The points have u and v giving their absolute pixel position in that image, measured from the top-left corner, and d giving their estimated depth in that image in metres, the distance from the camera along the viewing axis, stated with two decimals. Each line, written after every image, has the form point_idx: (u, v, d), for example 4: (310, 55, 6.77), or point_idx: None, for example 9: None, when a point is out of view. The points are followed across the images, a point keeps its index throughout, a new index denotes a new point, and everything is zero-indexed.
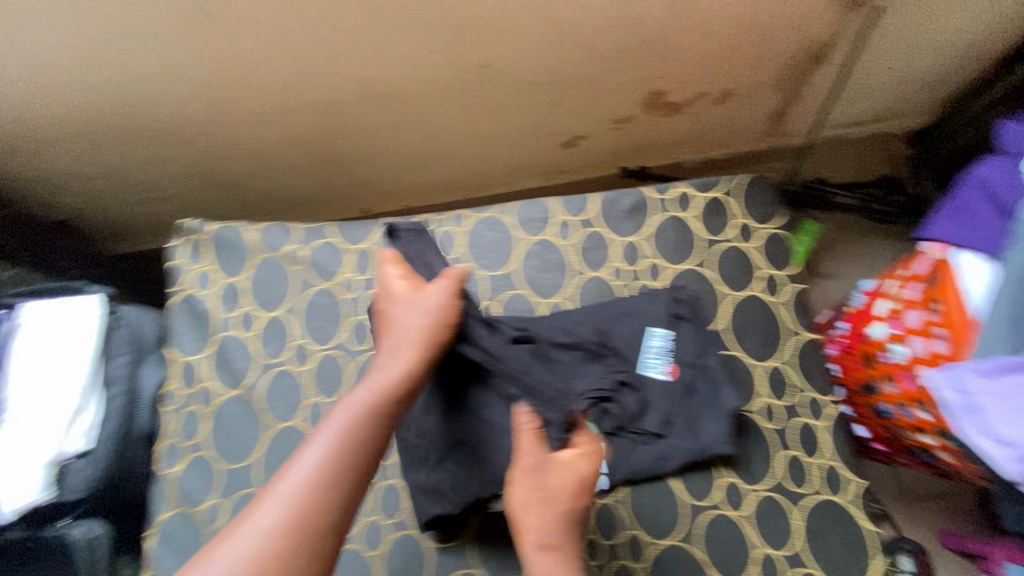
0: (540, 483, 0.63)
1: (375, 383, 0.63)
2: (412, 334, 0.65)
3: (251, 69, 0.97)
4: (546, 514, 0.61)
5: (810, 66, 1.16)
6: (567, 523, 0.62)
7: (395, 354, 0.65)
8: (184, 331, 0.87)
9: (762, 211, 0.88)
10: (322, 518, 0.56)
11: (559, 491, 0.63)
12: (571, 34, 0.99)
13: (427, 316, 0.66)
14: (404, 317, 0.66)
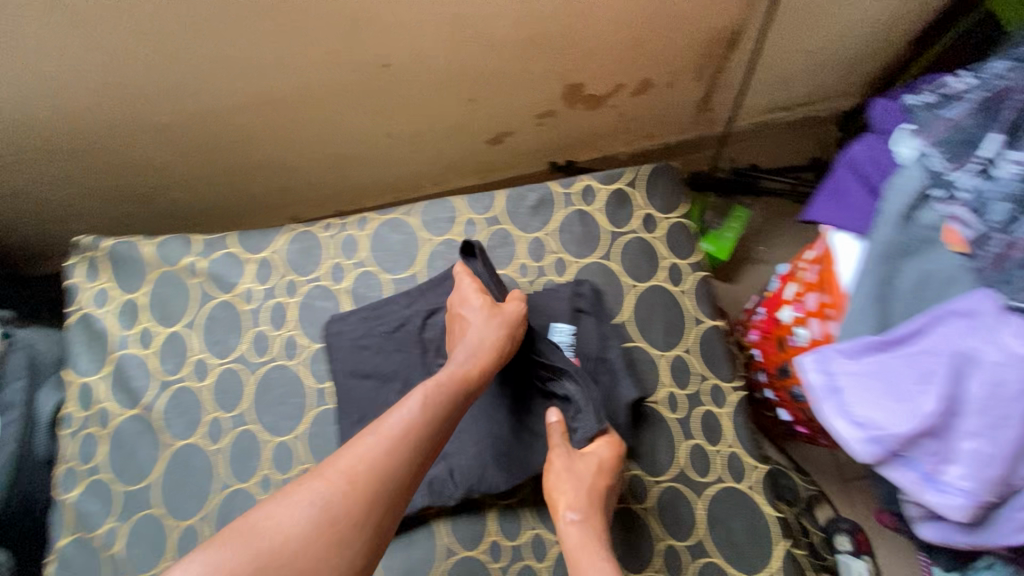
0: (593, 464, 0.68)
1: (455, 373, 0.67)
2: (492, 340, 0.70)
3: (142, 78, 0.93)
4: (586, 494, 0.65)
5: (725, 53, 1.16)
6: (599, 504, 0.66)
7: (466, 353, 0.69)
8: (80, 352, 0.84)
9: (665, 201, 0.88)
10: (387, 494, 0.58)
11: (595, 473, 0.67)
12: (475, 30, 0.97)
13: (510, 324, 0.72)
14: (499, 324, 0.71)
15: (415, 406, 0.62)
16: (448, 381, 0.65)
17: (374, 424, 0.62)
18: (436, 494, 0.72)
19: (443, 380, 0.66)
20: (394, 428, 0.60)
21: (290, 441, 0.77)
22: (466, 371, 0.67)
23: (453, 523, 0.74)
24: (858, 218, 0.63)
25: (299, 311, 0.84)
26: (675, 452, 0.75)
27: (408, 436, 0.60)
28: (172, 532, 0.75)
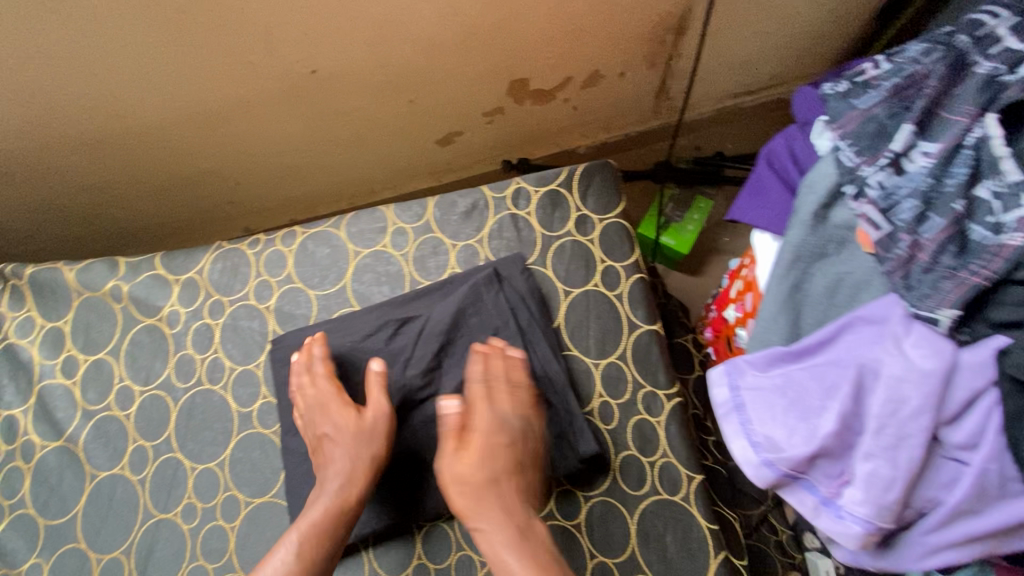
0: (485, 461, 0.65)
1: (325, 507, 0.65)
2: (353, 458, 0.68)
3: (55, 100, 0.89)
4: (489, 496, 0.64)
5: (675, 39, 1.11)
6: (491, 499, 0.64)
7: (335, 482, 0.67)
8: (4, 384, 0.82)
9: (600, 201, 0.84)
10: None
11: (492, 468, 0.65)
12: (403, 32, 0.92)
13: (369, 436, 0.68)
14: (368, 441, 0.68)
15: (287, 546, 0.63)
16: (323, 514, 0.65)
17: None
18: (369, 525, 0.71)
19: (317, 512, 0.65)
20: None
21: (213, 468, 0.76)
22: (342, 498, 0.66)
23: (380, 546, 0.72)
24: (777, 218, 0.59)
25: (223, 333, 0.82)
26: (607, 466, 0.73)
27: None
28: (96, 565, 0.74)
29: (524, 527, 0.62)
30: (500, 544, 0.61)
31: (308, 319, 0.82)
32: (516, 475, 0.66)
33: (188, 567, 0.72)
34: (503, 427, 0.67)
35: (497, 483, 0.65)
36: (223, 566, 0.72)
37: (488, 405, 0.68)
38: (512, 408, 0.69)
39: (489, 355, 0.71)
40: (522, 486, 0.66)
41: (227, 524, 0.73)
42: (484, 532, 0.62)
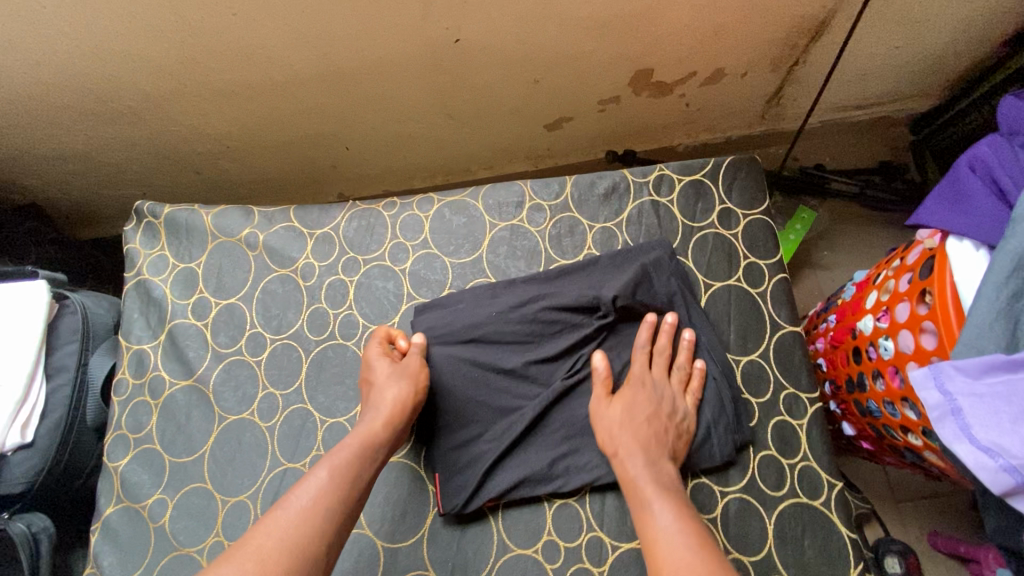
0: (630, 405, 0.68)
1: (361, 435, 0.65)
2: (398, 397, 0.69)
3: (204, 44, 0.89)
4: (637, 439, 0.65)
5: (807, 45, 1.10)
6: (640, 441, 0.65)
7: (369, 415, 0.68)
8: (136, 319, 0.83)
9: (745, 197, 0.83)
10: (321, 556, 0.54)
11: (639, 413, 0.67)
12: (555, 7, 0.90)
13: (412, 378, 0.71)
14: (398, 375, 0.71)
15: (322, 472, 0.60)
16: (360, 437, 0.65)
17: (285, 500, 0.58)
18: (509, 492, 0.71)
19: (350, 444, 0.63)
20: (305, 498, 0.57)
21: (344, 422, 0.76)
22: (376, 425, 0.66)
23: (510, 516, 0.72)
24: (979, 224, 0.58)
25: (357, 291, 0.82)
26: (746, 463, 0.72)
27: (321, 503, 0.57)
28: (220, 506, 0.74)
29: (653, 463, 0.63)
30: (637, 472, 0.62)
31: (443, 286, 0.83)
32: (656, 422, 0.67)
33: None
34: (649, 388, 0.69)
35: (636, 426, 0.66)
36: None
37: (643, 369, 0.71)
38: (662, 374, 0.71)
39: (647, 325, 0.73)
40: (655, 433, 0.66)
41: None
42: (623, 462, 0.64)
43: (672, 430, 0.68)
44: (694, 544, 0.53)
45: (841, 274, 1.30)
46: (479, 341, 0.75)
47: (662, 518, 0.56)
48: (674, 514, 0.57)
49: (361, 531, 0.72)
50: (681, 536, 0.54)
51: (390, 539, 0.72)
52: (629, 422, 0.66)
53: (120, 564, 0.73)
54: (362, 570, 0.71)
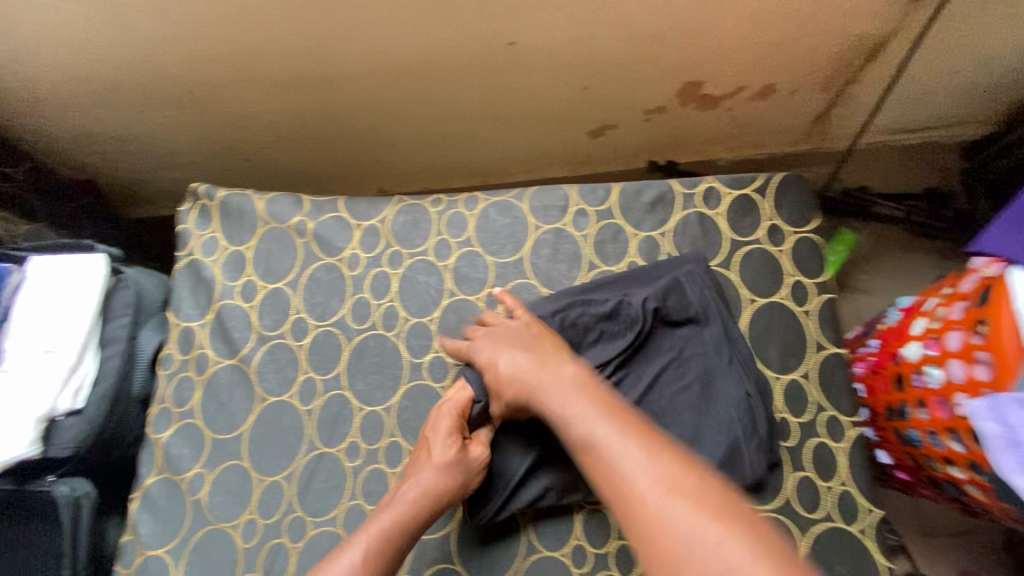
0: (501, 356, 0.67)
1: (396, 517, 0.63)
2: (447, 483, 0.66)
3: (268, 35, 0.91)
4: (522, 374, 0.63)
5: (861, 65, 1.08)
6: (521, 372, 0.63)
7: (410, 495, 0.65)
8: (185, 297, 0.86)
9: (794, 215, 0.82)
10: None
11: (510, 355, 0.66)
12: (611, 14, 0.91)
13: (467, 470, 0.67)
14: (456, 465, 0.66)
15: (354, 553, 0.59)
16: (395, 523, 0.63)
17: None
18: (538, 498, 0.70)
19: (382, 529, 0.62)
20: None
21: (380, 412, 0.77)
22: (414, 513, 0.64)
23: (539, 521, 0.72)
24: None
25: (400, 284, 0.84)
26: (781, 484, 0.71)
27: None
28: (256, 486, 0.76)
29: (559, 376, 0.60)
30: (554, 399, 0.58)
31: (484, 284, 0.83)
32: (527, 348, 0.65)
33: (346, 503, 0.74)
34: (499, 335, 0.70)
35: (519, 361, 0.64)
36: None
37: (480, 337, 0.71)
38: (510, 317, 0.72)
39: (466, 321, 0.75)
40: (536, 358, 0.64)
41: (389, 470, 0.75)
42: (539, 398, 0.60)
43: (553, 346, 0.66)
44: (627, 437, 0.50)
45: (881, 299, 1.27)
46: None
47: (587, 433, 0.53)
48: (596, 417, 0.54)
49: None
50: (611, 436, 0.51)
51: (420, 532, 0.73)
52: (511, 367, 0.64)
53: (157, 533, 0.75)
54: None
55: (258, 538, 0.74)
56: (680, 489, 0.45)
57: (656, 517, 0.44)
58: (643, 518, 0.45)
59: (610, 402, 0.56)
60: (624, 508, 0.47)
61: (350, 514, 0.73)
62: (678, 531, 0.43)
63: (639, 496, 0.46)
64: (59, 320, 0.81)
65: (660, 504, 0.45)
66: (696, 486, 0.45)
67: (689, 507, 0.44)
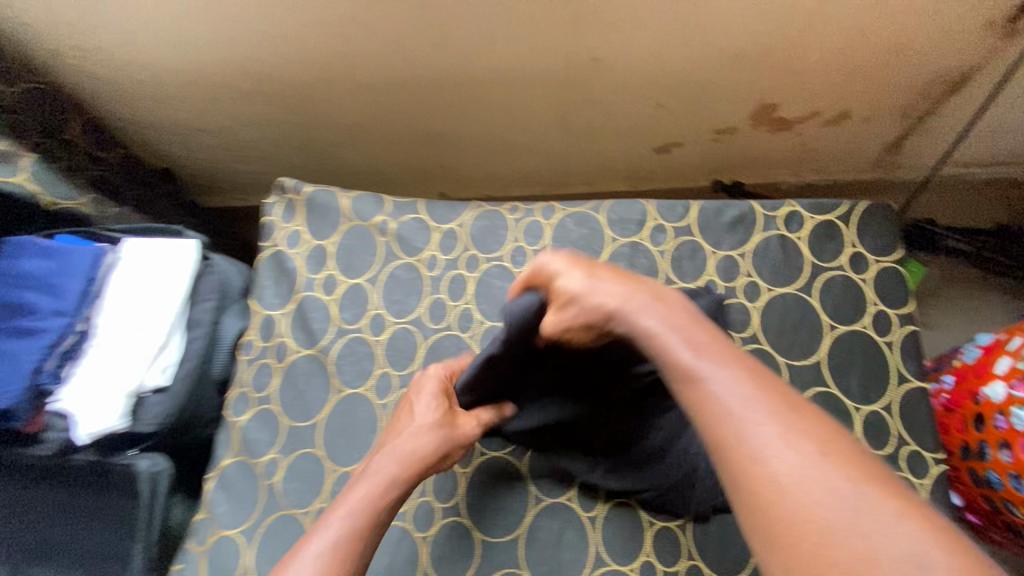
0: (592, 281, 0.60)
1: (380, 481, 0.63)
2: (429, 446, 0.66)
3: (361, 41, 0.94)
4: (620, 300, 0.57)
5: (943, 97, 1.07)
6: (619, 296, 0.58)
7: (391, 463, 0.64)
8: (268, 286, 0.89)
9: (878, 243, 0.81)
10: None
11: (598, 283, 0.59)
12: (698, 34, 0.92)
13: (446, 433, 0.67)
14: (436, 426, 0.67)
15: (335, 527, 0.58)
16: (380, 486, 0.62)
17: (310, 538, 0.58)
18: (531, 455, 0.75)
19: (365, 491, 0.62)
20: (324, 546, 0.57)
21: None
22: (399, 477, 0.63)
23: (607, 534, 0.72)
24: None
25: (476, 287, 0.85)
26: None
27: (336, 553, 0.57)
28: (329, 475, 0.77)
29: (664, 309, 0.56)
30: (660, 329, 0.54)
31: None
32: (623, 280, 0.60)
33: (417, 499, 0.76)
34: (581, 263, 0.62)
35: (618, 287, 0.58)
36: (450, 506, 0.75)
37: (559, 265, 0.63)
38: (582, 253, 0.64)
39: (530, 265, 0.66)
40: (631, 288, 0.58)
41: (461, 470, 0.76)
42: (640, 330, 0.55)
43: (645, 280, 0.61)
44: (755, 389, 0.47)
45: (947, 335, 1.24)
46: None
47: (705, 368, 0.49)
48: (713, 358, 0.50)
49: (458, 520, 0.74)
50: (738, 381, 0.48)
51: (488, 535, 0.73)
52: (604, 294, 0.58)
53: (232, 514, 0.77)
54: (456, 559, 0.72)
55: None
56: (831, 449, 0.43)
57: (795, 478, 0.42)
58: (778, 477, 0.42)
59: (724, 342, 0.52)
60: (752, 458, 0.44)
61: (421, 510, 0.75)
62: (825, 500, 0.41)
63: (776, 453, 0.43)
64: (150, 300, 0.85)
65: (798, 466, 0.42)
66: (848, 452, 0.43)
67: (845, 476, 0.41)
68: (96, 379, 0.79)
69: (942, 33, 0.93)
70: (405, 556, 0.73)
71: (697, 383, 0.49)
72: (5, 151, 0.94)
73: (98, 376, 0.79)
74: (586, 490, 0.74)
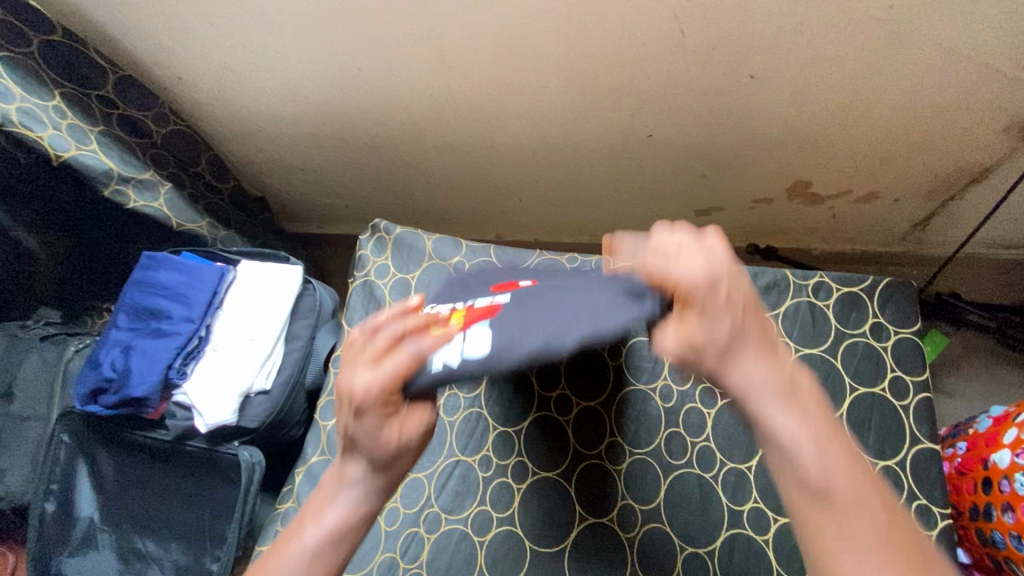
0: (731, 339, 0.55)
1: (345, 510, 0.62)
2: (390, 473, 0.63)
3: (452, 109, 1.11)
4: (760, 380, 0.55)
5: (965, 185, 1.18)
6: (753, 370, 0.55)
7: (355, 489, 0.63)
8: (358, 309, 1.04)
9: (898, 315, 0.91)
10: None
11: (737, 341, 0.55)
12: (743, 120, 1.06)
13: (409, 457, 0.63)
14: (398, 457, 0.62)
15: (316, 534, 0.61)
16: (346, 514, 0.62)
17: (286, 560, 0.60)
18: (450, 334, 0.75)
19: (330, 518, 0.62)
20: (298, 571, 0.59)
21: (511, 433, 0.91)
22: (362, 505, 0.63)
23: (643, 554, 0.82)
24: None
25: None
26: None
27: None
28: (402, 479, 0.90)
29: (804, 407, 0.55)
30: (795, 430, 0.53)
31: None
32: (763, 349, 0.56)
33: (477, 507, 0.87)
34: (732, 301, 0.56)
35: (761, 362, 0.56)
36: (505, 517, 0.86)
37: (704, 296, 0.55)
38: (736, 282, 0.57)
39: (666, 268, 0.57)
40: (772, 368, 0.55)
41: (516, 484, 0.88)
42: (774, 423, 0.54)
43: (784, 355, 0.58)
44: (881, 530, 0.49)
45: (967, 404, 1.31)
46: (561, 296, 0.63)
47: (830, 486, 0.51)
48: (846, 484, 0.51)
49: (512, 529, 0.85)
50: (863, 518, 0.49)
51: (538, 545, 0.84)
52: (741, 363, 0.55)
53: None
54: (508, 563, 0.83)
55: (400, 524, 0.87)
56: None
57: None
58: None
59: (857, 461, 0.52)
60: None
61: (480, 517, 0.86)
62: None
63: None
64: (261, 316, 1.00)
65: None
66: None
67: None
68: (216, 379, 0.94)
69: (964, 131, 1.05)
70: (465, 555, 0.84)
71: (825, 501, 0.50)
72: (149, 180, 1.10)
73: (218, 377, 0.95)
74: (626, 513, 0.84)
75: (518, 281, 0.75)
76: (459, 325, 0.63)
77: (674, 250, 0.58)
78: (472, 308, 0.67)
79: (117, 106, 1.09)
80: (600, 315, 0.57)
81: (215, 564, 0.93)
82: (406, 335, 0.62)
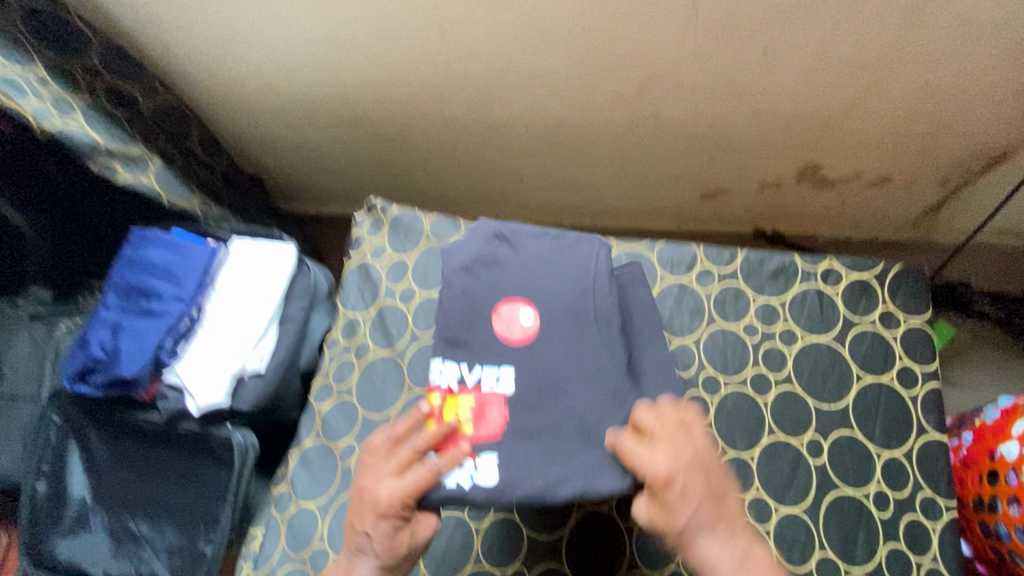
0: (696, 514, 0.60)
1: None
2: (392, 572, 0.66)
3: (452, 84, 1.07)
4: (717, 553, 0.60)
5: (980, 170, 1.15)
6: (713, 541, 0.60)
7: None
8: (353, 291, 1.01)
9: (908, 303, 0.88)
10: None
11: (700, 518, 0.60)
12: (754, 99, 1.02)
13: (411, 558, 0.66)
14: (402, 561, 0.65)
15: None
16: None
17: None
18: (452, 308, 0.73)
19: None
20: None
21: None
22: None
23: (641, 541, 0.81)
24: None
25: None
26: (874, 548, 0.78)
27: None
28: None
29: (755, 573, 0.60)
30: None
31: None
32: (721, 514, 0.61)
33: None
34: (696, 471, 0.61)
35: (719, 533, 0.61)
36: None
37: (675, 469, 0.59)
38: (700, 452, 0.62)
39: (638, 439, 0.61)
40: (729, 536, 0.61)
41: None
42: None
43: (740, 518, 0.63)
44: None
45: (971, 394, 1.29)
46: (566, 396, 0.66)
47: None
48: None
49: (509, 516, 0.83)
50: None
51: (535, 532, 0.82)
52: (701, 536, 0.60)
53: (311, 488, 0.89)
54: (505, 550, 0.82)
55: None
56: None
57: None
58: None
59: None
60: None
61: None
62: None
63: None
64: (254, 296, 0.98)
65: None
66: None
67: None
68: (208, 360, 0.92)
69: (982, 113, 1.01)
70: (461, 542, 0.83)
71: None
72: (138, 155, 1.06)
73: (210, 358, 0.92)
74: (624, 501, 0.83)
75: (519, 301, 0.71)
76: (469, 442, 0.64)
77: (652, 423, 0.62)
78: (483, 402, 0.66)
79: (105, 78, 1.05)
80: (593, 466, 0.62)
81: (208, 546, 0.92)
82: (424, 449, 0.64)
